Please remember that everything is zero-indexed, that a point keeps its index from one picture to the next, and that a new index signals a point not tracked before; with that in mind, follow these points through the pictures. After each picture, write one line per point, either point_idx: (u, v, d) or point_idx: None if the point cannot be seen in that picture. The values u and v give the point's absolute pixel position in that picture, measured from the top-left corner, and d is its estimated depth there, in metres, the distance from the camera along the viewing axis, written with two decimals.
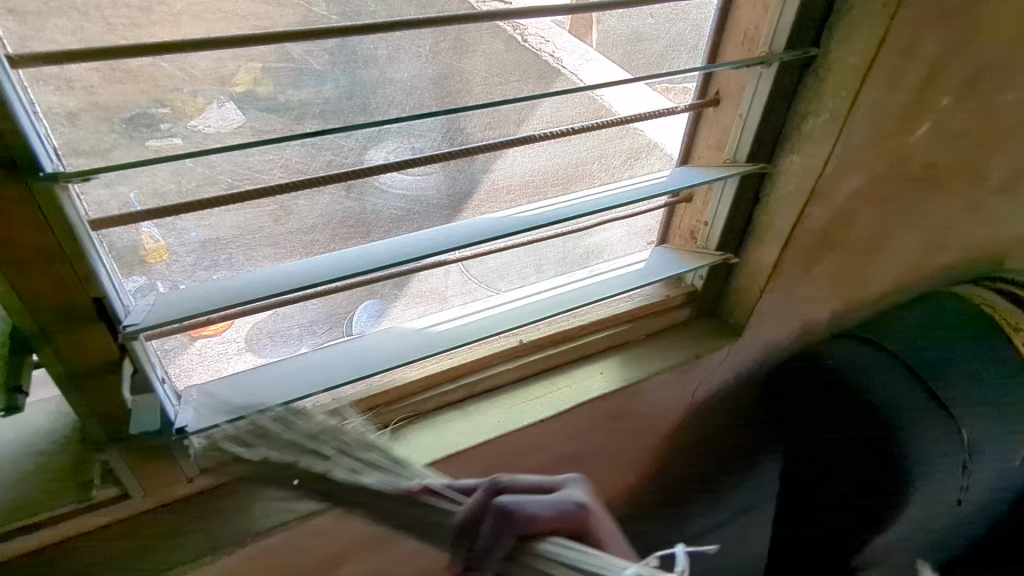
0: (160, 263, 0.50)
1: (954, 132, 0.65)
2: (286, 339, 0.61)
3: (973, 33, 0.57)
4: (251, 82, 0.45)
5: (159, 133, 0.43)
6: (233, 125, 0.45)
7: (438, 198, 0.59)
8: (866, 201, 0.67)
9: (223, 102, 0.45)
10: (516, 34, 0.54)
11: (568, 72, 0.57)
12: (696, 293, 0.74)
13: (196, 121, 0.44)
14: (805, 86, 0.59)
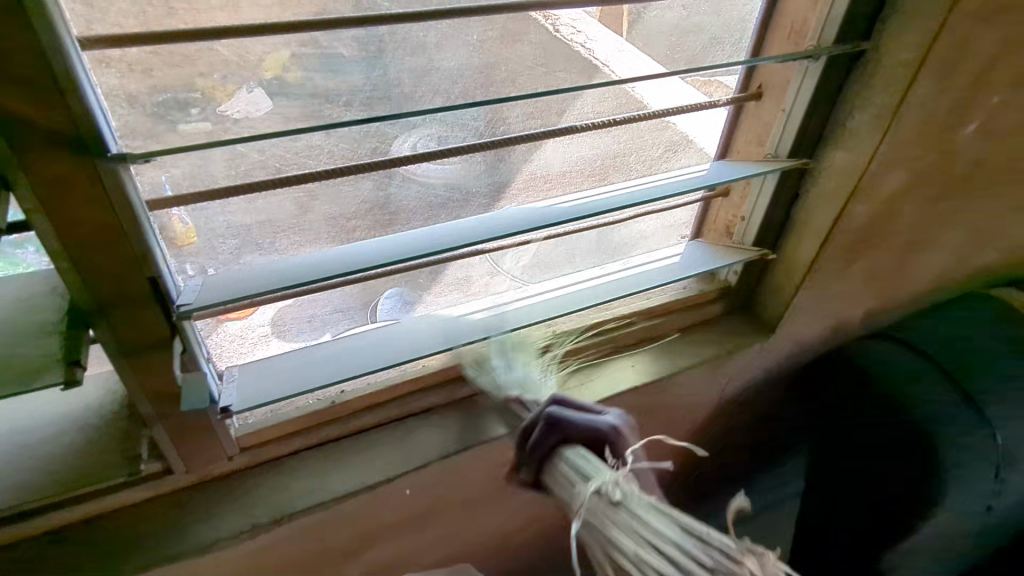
0: (189, 246, 0.51)
1: (1004, 132, 0.64)
2: (311, 324, 0.62)
3: None
4: (279, 69, 0.44)
5: (189, 117, 0.43)
6: (261, 112, 0.45)
7: (477, 187, 0.59)
8: (908, 200, 0.66)
9: (252, 89, 0.44)
10: (548, 24, 0.54)
11: (600, 63, 0.56)
12: (730, 288, 0.74)
13: (225, 106, 0.44)
14: (852, 81, 0.58)
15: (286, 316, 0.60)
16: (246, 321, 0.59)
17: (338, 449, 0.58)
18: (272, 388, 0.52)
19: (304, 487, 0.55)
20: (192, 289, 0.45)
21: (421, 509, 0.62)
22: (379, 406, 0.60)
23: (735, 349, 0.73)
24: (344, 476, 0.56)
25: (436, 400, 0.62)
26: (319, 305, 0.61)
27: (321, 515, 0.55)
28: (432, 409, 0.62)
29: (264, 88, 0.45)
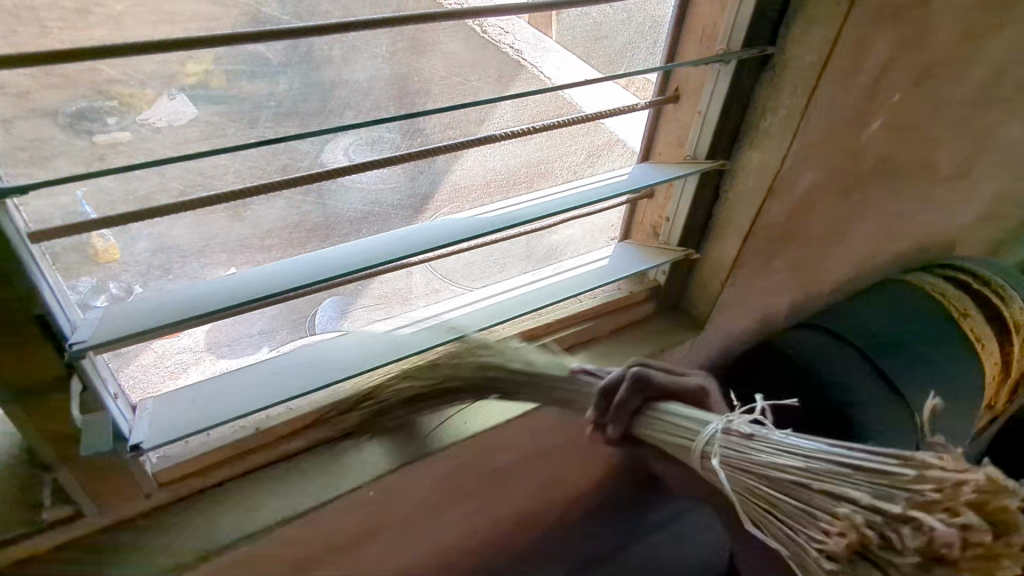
0: (114, 265, 0.48)
1: (905, 127, 0.67)
2: (248, 340, 0.59)
3: (921, 33, 0.58)
4: (201, 74, 0.43)
5: (106, 127, 0.42)
6: (185, 119, 0.44)
7: (398, 199, 0.58)
8: (822, 195, 0.68)
9: (174, 95, 0.43)
10: (476, 28, 0.53)
11: (529, 64, 0.57)
12: (659, 287, 0.75)
13: (147, 115, 0.42)
14: (763, 84, 0.59)
15: (220, 335, 0.58)
16: (177, 340, 0.57)
17: (265, 476, 0.56)
18: (187, 419, 0.49)
19: (231, 521, 0.53)
20: (90, 322, 0.43)
21: (359, 532, 0.60)
22: (307, 429, 0.58)
23: (668, 347, 0.74)
24: (273, 505, 0.54)
25: (368, 418, 0.61)
26: (253, 321, 0.59)
27: (249, 550, 0.53)
28: (364, 427, 0.61)
29: (186, 95, 0.44)
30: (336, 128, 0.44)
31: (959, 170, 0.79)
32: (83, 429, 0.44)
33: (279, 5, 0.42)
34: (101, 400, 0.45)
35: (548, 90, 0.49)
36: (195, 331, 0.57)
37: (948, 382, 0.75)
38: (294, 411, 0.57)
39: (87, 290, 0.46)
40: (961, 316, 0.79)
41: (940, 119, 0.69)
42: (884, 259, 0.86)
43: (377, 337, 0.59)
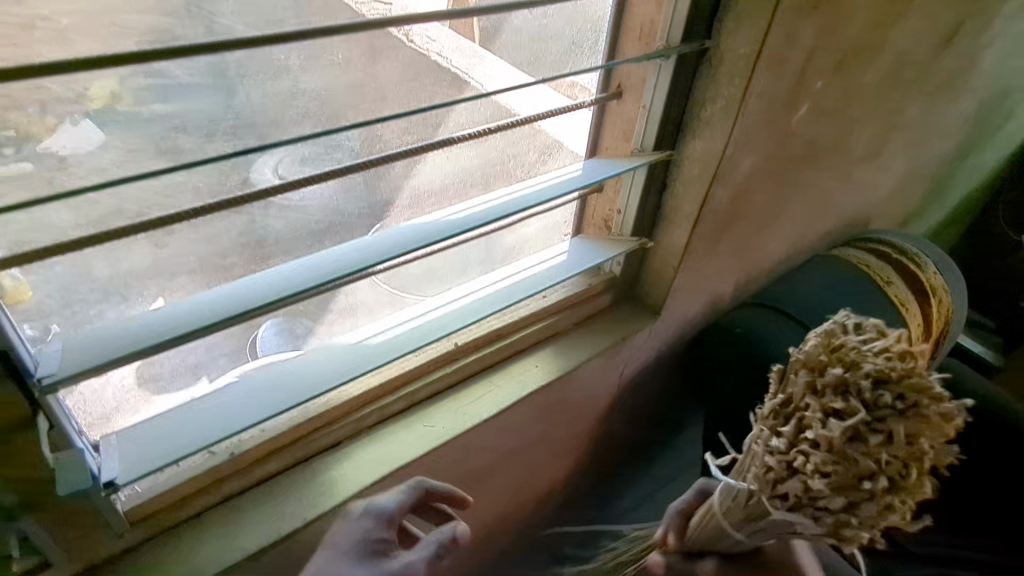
0: (24, 303, 0.43)
1: (827, 112, 0.72)
2: (194, 370, 0.57)
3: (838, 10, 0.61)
4: (108, 98, 0.41)
5: (4, 158, 0.39)
6: (93, 144, 0.41)
7: (358, 209, 0.57)
8: (759, 178, 0.72)
9: (77, 121, 0.40)
10: (404, 41, 0.52)
11: (457, 71, 0.56)
12: (616, 278, 0.77)
13: (48, 143, 0.40)
14: (699, 78, 0.62)
15: (153, 369, 0.55)
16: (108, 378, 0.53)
17: (245, 502, 0.54)
18: (160, 451, 0.47)
19: (213, 552, 0.50)
20: (51, 354, 0.40)
21: None
22: (283, 450, 0.56)
23: (628, 335, 0.76)
24: (255, 530, 0.52)
25: (344, 433, 0.59)
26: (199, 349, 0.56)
27: None
28: (341, 442, 0.59)
29: (94, 118, 0.41)
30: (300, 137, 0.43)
31: (867, 149, 0.88)
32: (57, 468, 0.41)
33: (233, 15, 0.42)
34: (69, 438, 0.42)
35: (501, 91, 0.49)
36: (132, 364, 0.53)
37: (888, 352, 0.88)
38: (267, 432, 0.55)
39: None
40: (887, 284, 0.92)
41: (854, 103, 0.76)
42: (812, 237, 0.96)
43: (348, 351, 0.58)
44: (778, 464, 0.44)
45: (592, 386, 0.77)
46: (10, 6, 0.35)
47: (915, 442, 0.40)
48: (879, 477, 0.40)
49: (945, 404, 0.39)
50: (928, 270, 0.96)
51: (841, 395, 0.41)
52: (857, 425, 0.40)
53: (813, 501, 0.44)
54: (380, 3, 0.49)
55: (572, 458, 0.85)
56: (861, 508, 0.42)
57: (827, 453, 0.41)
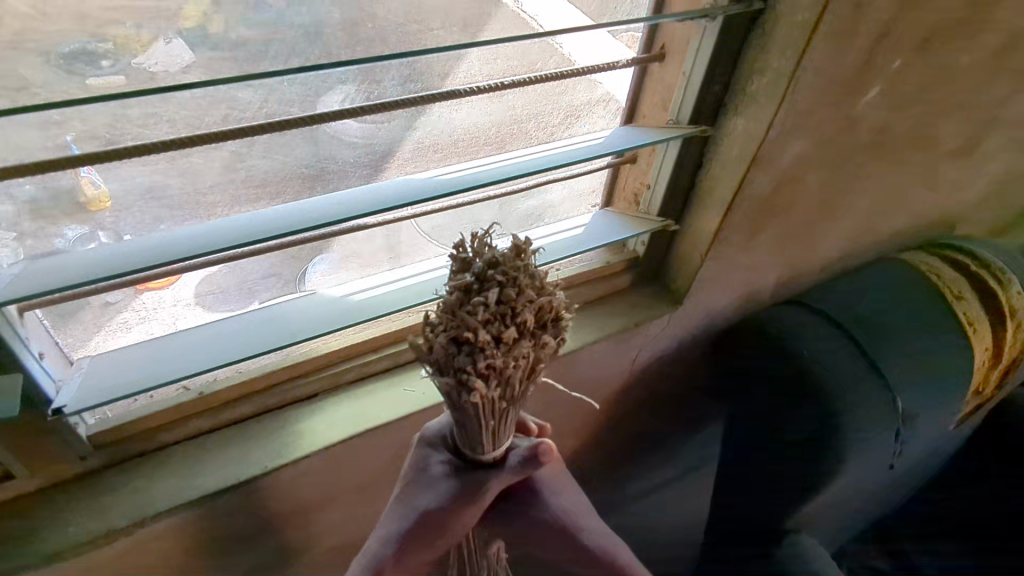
0: (105, 213, 0.47)
1: (904, 96, 0.63)
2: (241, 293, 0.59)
3: None
4: (200, 17, 0.42)
5: (99, 70, 0.40)
6: (182, 63, 0.42)
7: (355, 157, 0.54)
8: (810, 166, 0.64)
9: (171, 40, 0.42)
10: None
11: (528, 16, 0.53)
12: (639, 259, 0.73)
13: (140, 59, 0.41)
14: (750, 46, 0.54)
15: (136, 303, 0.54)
16: (167, 291, 0.55)
17: (210, 442, 0.54)
18: (121, 384, 0.47)
19: (170, 486, 0.51)
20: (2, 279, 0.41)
21: (317, 501, 0.60)
22: (257, 395, 0.56)
23: (642, 322, 0.71)
24: (217, 471, 0.52)
25: (320, 386, 0.59)
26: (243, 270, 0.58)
27: (187, 516, 0.50)
28: (317, 394, 0.59)
29: (186, 39, 0.42)
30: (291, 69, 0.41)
31: (958, 144, 0.77)
32: None
33: None
34: (20, 360, 0.42)
35: (529, 36, 0.47)
36: (185, 283, 0.56)
37: (940, 379, 0.79)
38: (242, 374, 0.55)
39: (74, 236, 0.47)
40: (956, 300, 0.82)
41: (943, 88, 0.65)
42: (876, 238, 0.86)
43: (330, 301, 0.57)
44: (441, 355, 0.38)
45: (598, 369, 0.73)
46: None
47: (526, 303, 0.37)
48: (515, 328, 0.37)
49: (536, 279, 0.38)
50: (1012, 289, 0.84)
51: (452, 293, 0.38)
52: (460, 300, 0.37)
53: (495, 382, 0.39)
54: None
55: (573, 438, 0.82)
56: (497, 407, 0.41)
57: (453, 336, 0.37)
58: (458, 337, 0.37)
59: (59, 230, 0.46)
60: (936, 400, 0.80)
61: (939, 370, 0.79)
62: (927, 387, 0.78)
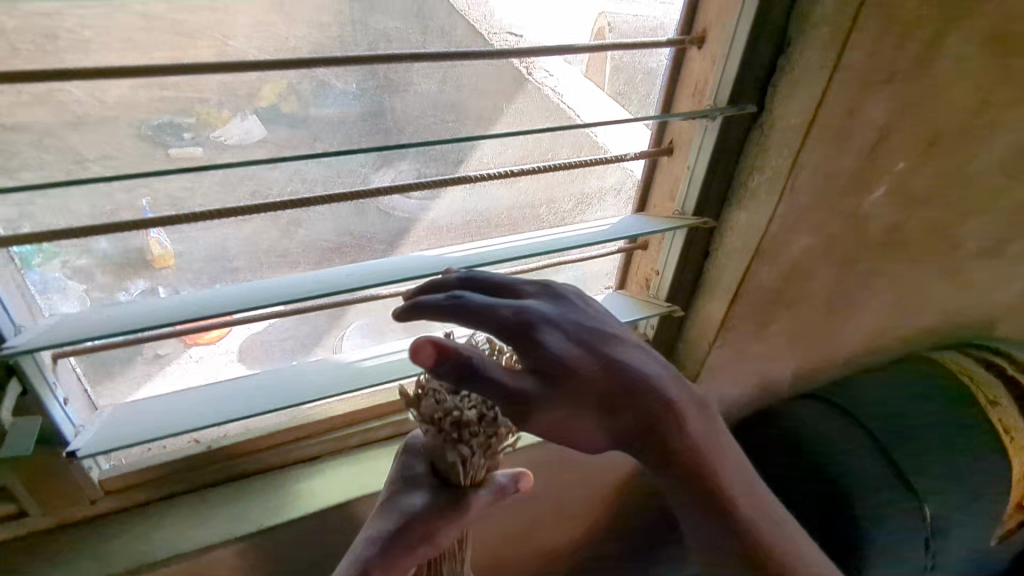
0: (167, 269, 0.54)
1: (914, 195, 0.63)
2: (281, 354, 0.64)
3: (926, 92, 0.54)
4: (275, 98, 0.48)
5: (180, 141, 0.46)
6: (255, 139, 0.49)
7: (373, 234, 0.59)
8: (820, 259, 0.65)
9: (246, 116, 0.48)
10: (451, 75, 0.53)
11: (566, 108, 0.59)
12: (648, 342, 0.73)
13: (219, 132, 0.47)
14: (753, 142, 0.57)
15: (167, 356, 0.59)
16: (215, 346, 0.61)
17: (214, 495, 0.57)
18: (132, 433, 0.50)
19: (170, 536, 0.53)
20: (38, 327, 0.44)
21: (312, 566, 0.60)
22: (264, 452, 0.59)
23: None
24: (216, 526, 0.54)
25: (323, 448, 0.61)
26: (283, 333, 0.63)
27: (182, 567, 0.52)
28: (320, 455, 0.61)
29: (260, 116, 0.48)
30: (306, 154, 0.45)
31: (984, 244, 0.75)
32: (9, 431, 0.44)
33: (247, 39, 0.44)
34: (43, 405, 0.46)
35: (534, 132, 0.49)
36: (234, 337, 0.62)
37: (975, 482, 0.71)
38: (248, 432, 0.59)
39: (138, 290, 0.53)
40: (991, 404, 0.74)
41: (955, 189, 0.65)
42: (904, 334, 0.84)
43: (338, 366, 0.59)
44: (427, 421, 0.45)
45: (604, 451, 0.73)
46: (38, 16, 0.38)
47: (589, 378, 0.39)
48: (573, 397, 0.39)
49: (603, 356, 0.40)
50: None
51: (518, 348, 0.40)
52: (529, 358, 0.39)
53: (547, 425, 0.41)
54: (511, 35, 0.52)
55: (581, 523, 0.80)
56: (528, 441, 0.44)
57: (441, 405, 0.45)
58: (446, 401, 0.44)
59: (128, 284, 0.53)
60: (972, 514, 0.73)
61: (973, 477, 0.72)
62: (960, 493, 0.71)
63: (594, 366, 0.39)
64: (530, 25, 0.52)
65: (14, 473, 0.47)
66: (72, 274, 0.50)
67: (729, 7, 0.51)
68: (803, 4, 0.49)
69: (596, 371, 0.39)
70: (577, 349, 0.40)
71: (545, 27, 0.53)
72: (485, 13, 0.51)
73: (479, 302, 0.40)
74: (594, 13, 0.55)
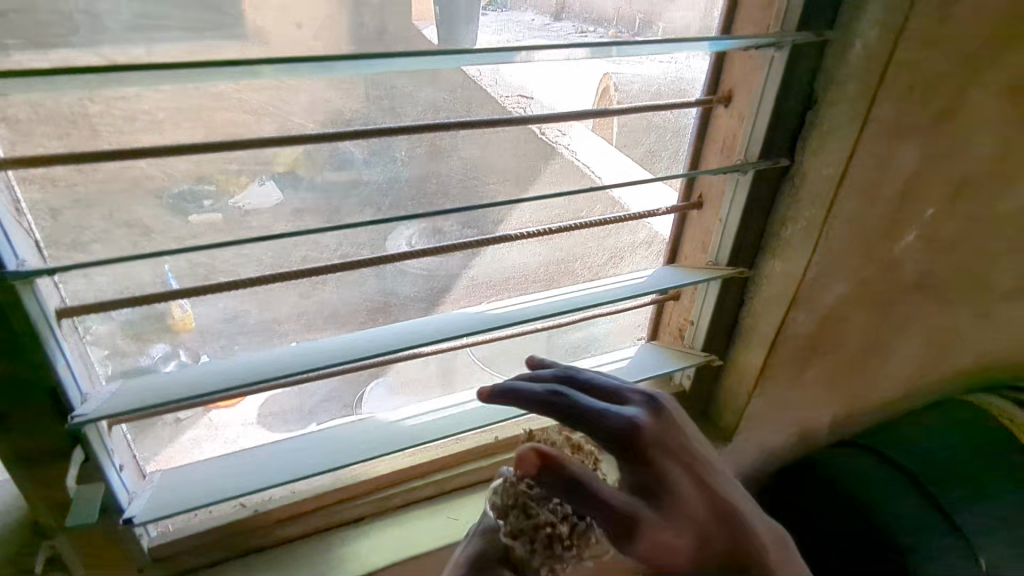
0: (186, 332, 0.54)
1: (944, 240, 0.64)
2: (299, 415, 0.64)
3: (951, 142, 0.56)
4: (290, 163, 0.49)
5: (201, 208, 0.48)
6: (272, 203, 0.50)
7: (415, 293, 0.61)
8: (855, 305, 0.66)
9: (264, 181, 0.49)
10: (492, 140, 0.55)
11: (582, 165, 0.62)
12: (685, 392, 0.73)
13: (237, 198, 0.49)
14: (783, 194, 0.59)
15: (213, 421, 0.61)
16: (233, 411, 0.62)
17: (261, 560, 0.56)
18: (186, 498, 0.50)
19: None
20: (101, 394, 0.45)
21: None
22: (309, 515, 0.59)
23: None
24: None
25: (368, 509, 0.61)
26: (310, 394, 0.64)
27: None
28: (364, 518, 0.61)
29: (276, 181, 0.50)
30: (357, 223, 0.46)
31: (1018, 286, 0.75)
32: (74, 498, 0.46)
33: (305, 114, 0.47)
34: (102, 470, 0.47)
35: (575, 191, 0.50)
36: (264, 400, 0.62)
37: None
38: (295, 494, 0.58)
39: (159, 353, 0.54)
40: None
41: (985, 232, 0.66)
42: (942, 377, 0.84)
43: (382, 426, 0.59)
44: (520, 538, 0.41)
45: None
46: (116, 100, 0.41)
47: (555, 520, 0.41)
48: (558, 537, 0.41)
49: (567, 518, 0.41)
50: None
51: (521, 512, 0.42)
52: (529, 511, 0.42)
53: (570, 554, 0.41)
54: (523, 97, 0.55)
55: None
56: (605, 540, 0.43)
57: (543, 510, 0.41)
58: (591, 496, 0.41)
59: (146, 349, 0.53)
60: None
61: None
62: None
63: (702, 504, 0.40)
64: (540, 89, 0.55)
65: (71, 539, 0.48)
66: (122, 340, 0.52)
67: (753, 67, 0.54)
68: (829, 63, 0.52)
69: (701, 502, 0.40)
70: (688, 483, 0.40)
71: (553, 92, 0.56)
72: (495, 79, 0.53)
73: (589, 405, 0.40)
74: (596, 75, 0.60)
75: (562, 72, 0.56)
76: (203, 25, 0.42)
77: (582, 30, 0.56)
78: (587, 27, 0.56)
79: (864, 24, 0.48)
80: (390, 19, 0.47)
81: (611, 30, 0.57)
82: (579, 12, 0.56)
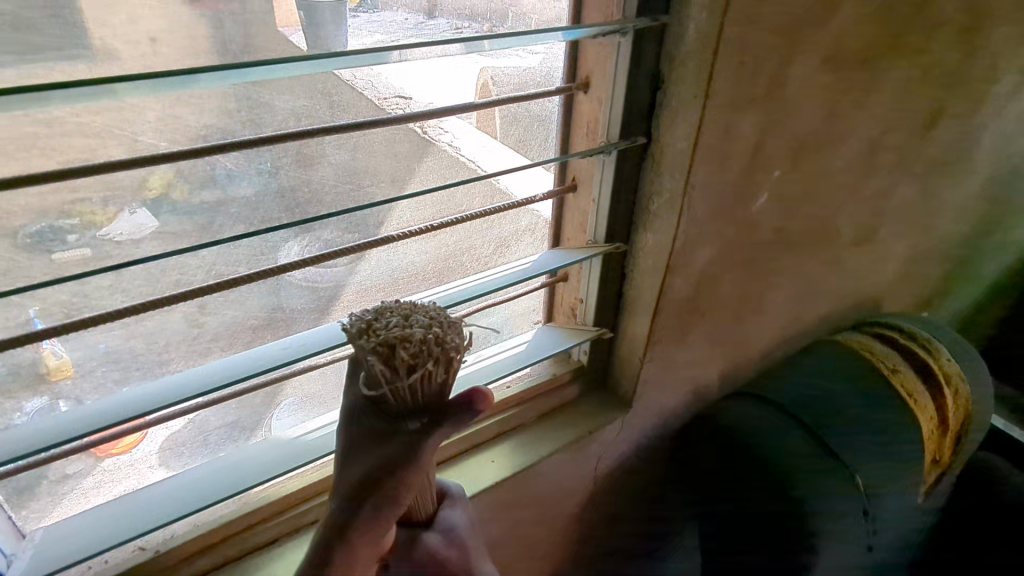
0: (66, 380, 0.51)
1: (791, 198, 0.71)
2: (201, 442, 0.61)
3: (783, 109, 0.62)
4: (163, 187, 0.47)
5: (65, 245, 0.45)
6: (146, 230, 0.48)
7: (303, 305, 0.60)
8: (723, 266, 0.71)
9: (135, 210, 0.47)
10: (362, 142, 0.55)
11: (466, 159, 0.62)
12: (584, 367, 0.77)
13: (105, 230, 0.46)
14: (647, 170, 0.63)
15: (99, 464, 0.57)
16: None
17: None
18: (78, 549, 0.48)
19: None
20: None
21: None
22: (217, 546, 0.57)
23: (595, 429, 0.74)
24: None
25: (280, 530, 0.59)
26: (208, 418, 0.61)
27: None
28: (278, 539, 0.60)
29: (149, 208, 0.48)
30: (232, 237, 0.45)
31: (855, 234, 0.85)
32: None
33: (155, 133, 0.45)
34: None
35: (447, 187, 0.51)
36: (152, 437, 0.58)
37: (901, 450, 0.78)
38: (199, 527, 0.56)
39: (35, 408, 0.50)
40: (893, 373, 0.84)
41: (823, 187, 0.74)
42: (809, 323, 0.92)
43: (286, 444, 0.58)
44: (401, 364, 0.37)
45: (558, 481, 0.74)
46: None
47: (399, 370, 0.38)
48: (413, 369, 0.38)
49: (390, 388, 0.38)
50: (941, 357, 0.87)
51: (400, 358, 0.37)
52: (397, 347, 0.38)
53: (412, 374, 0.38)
54: (401, 98, 0.55)
55: (545, 553, 0.82)
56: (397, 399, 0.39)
57: (406, 326, 0.39)
58: (358, 424, 0.40)
59: (18, 405, 0.49)
60: (902, 476, 0.79)
61: (898, 444, 0.78)
62: (890, 454, 0.78)
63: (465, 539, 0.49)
64: (416, 88, 0.55)
65: None
66: None
67: (605, 53, 0.57)
68: (670, 45, 0.56)
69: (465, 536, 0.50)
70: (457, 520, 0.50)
71: (429, 89, 0.56)
72: (371, 81, 0.53)
73: None
74: (476, 70, 0.58)
75: (438, 68, 0.55)
76: (33, 43, 0.39)
77: (458, 27, 0.55)
78: (461, 23, 0.55)
79: (694, 9, 0.53)
80: (250, 27, 0.45)
81: (485, 25, 0.56)
82: (453, 8, 0.55)
